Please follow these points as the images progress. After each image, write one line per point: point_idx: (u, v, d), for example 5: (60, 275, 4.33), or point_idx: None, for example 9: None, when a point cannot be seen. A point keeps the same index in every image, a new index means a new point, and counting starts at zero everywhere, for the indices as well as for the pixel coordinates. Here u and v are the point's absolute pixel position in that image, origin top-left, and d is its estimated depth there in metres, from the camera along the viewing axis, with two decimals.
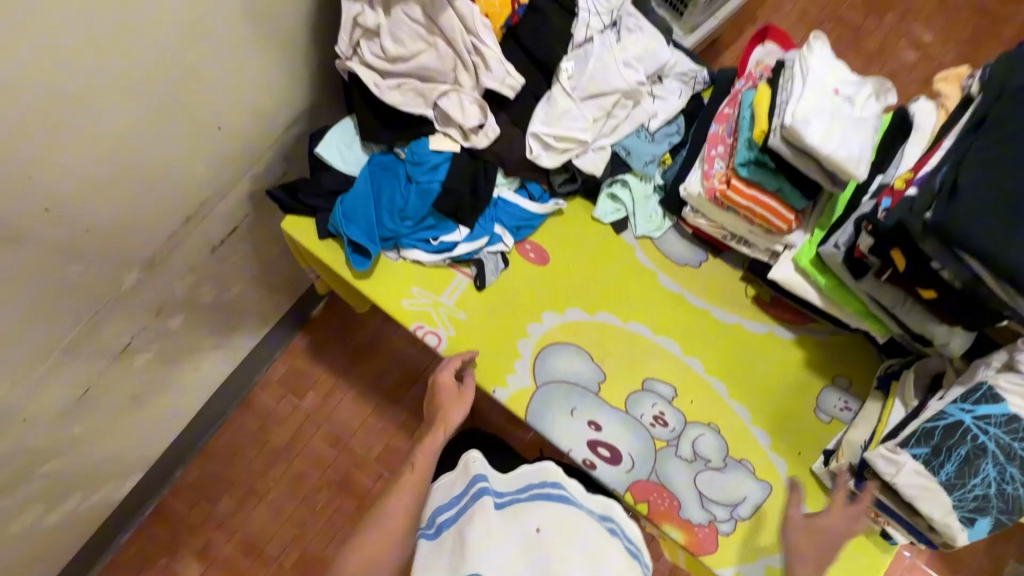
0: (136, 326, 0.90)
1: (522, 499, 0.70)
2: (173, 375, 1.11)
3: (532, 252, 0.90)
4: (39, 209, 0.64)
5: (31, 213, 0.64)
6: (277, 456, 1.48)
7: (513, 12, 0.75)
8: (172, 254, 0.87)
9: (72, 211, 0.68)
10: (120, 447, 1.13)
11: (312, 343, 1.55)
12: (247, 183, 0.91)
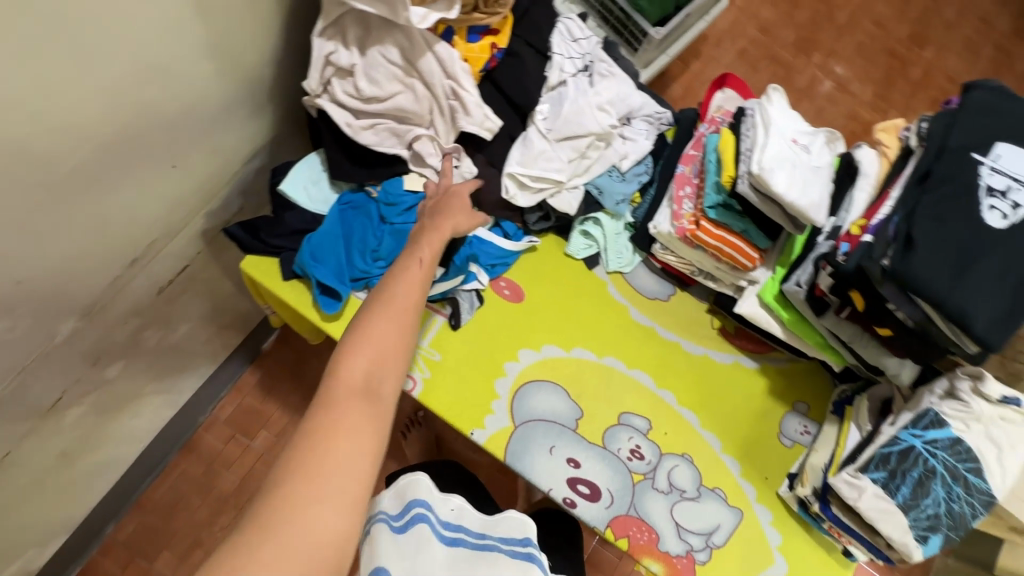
0: (70, 378, 0.81)
1: (490, 555, 0.62)
2: (107, 426, 1.01)
3: (507, 289, 0.89)
4: None
5: None
6: (225, 503, 1.37)
7: (492, 56, 0.76)
8: (114, 299, 0.79)
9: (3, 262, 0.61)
10: (45, 509, 1.01)
11: (263, 378, 1.45)
12: (201, 220, 0.84)
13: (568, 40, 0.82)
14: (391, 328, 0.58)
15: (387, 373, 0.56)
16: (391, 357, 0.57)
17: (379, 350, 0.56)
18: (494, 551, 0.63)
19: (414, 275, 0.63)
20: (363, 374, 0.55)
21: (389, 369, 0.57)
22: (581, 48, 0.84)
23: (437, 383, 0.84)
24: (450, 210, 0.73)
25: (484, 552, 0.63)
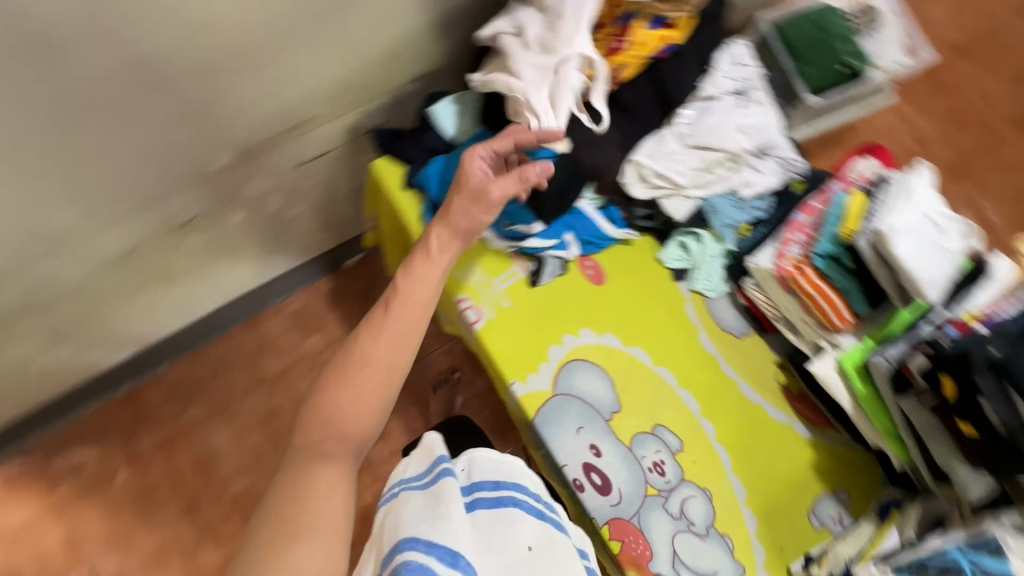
0: (205, 207, 0.94)
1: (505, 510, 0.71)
2: (207, 267, 1.14)
3: (591, 270, 0.91)
4: (188, 65, 0.71)
5: (179, 65, 0.70)
6: (261, 384, 1.49)
7: (661, 47, 0.79)
8: (264, 154, 0.91)
9: (211, 80, 0.74)
10: (134, 316, 1.16)
11: (334, 291, 1.56)
12: (353, 116, 0.94)
13: (730, 63, 0.87)
14: (364, 378, 0.67)
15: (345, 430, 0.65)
16: (360, 412, 0.66)
17: (351, 407, 0.66)
18: (510, 503, 0.72)
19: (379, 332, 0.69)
20: (330, 439, 0.65)
21: (346, 429, 0.65)
22: (743, 73, 0.87)
23: (497, 326, 0.87)
24: (456, 219, 0.75)
25: (502, 504, 0.72)
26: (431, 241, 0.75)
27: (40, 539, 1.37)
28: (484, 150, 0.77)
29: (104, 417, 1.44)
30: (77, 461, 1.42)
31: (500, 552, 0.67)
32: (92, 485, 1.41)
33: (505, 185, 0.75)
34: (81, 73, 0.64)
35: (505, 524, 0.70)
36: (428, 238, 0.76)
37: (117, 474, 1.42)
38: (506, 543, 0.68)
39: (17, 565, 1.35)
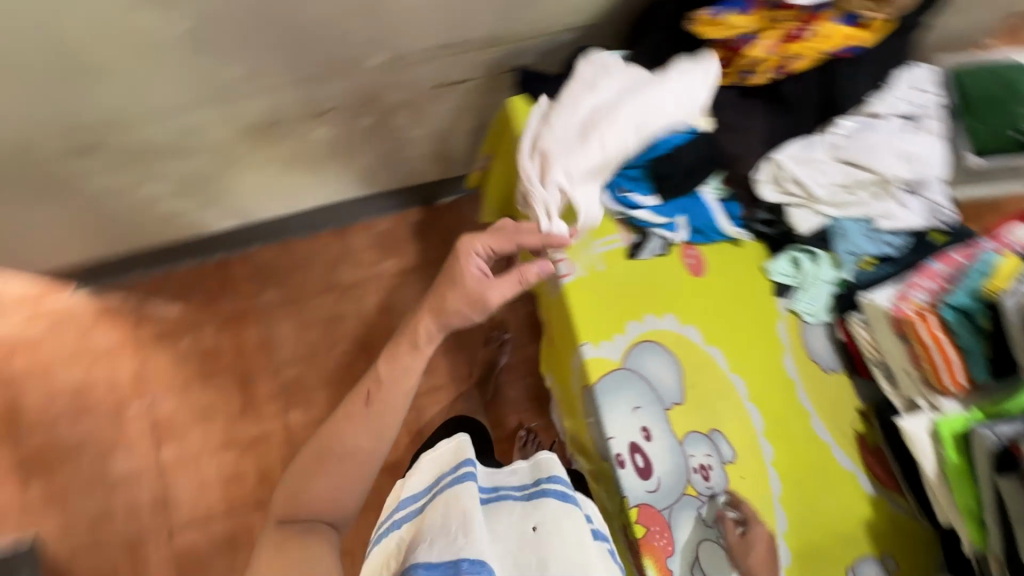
0: (344, 101, 0.98)
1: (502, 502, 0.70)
2: (325, 163, 1.20)
3: (691, 260, 0.88)
4: None
5: None
6: (334, 289, 1.58)
7: (846, 47, 0.74)
8: (412, 64, 0.93)
9: None
10: (249, 189, 1.24)
11: (422, 223, 1.61)
12: (505, 50, 0.95)
13: (907, 86, 0.81)
14: (338, 472, 0.72)
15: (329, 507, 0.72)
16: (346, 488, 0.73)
17: (335, 492, 0.72)
18: (508, 497, 0.70)
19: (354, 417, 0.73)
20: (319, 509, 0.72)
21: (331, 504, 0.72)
22: (919, 100, 0.82)
23: (584, 284, 0.87)
24: (449, 313, 0.76)
25: (502, 501, 0.70)
26: (420, 331, 0.76)
27: (115, 364, 1.52)
28: (480, 246, 0.79)
29: (194, 275, 1.57)
30: (162, 307, 1.55)
31: (506, 541, 0.63)
32: (169, 332, 1.54)
33: (504, 288, 0.77)
34: None
35: (504, 517, 0.67)
36: (417, 326, 0.76)
37: (191, 329, 1.55)
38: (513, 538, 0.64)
39: (92, 379, 1.51)
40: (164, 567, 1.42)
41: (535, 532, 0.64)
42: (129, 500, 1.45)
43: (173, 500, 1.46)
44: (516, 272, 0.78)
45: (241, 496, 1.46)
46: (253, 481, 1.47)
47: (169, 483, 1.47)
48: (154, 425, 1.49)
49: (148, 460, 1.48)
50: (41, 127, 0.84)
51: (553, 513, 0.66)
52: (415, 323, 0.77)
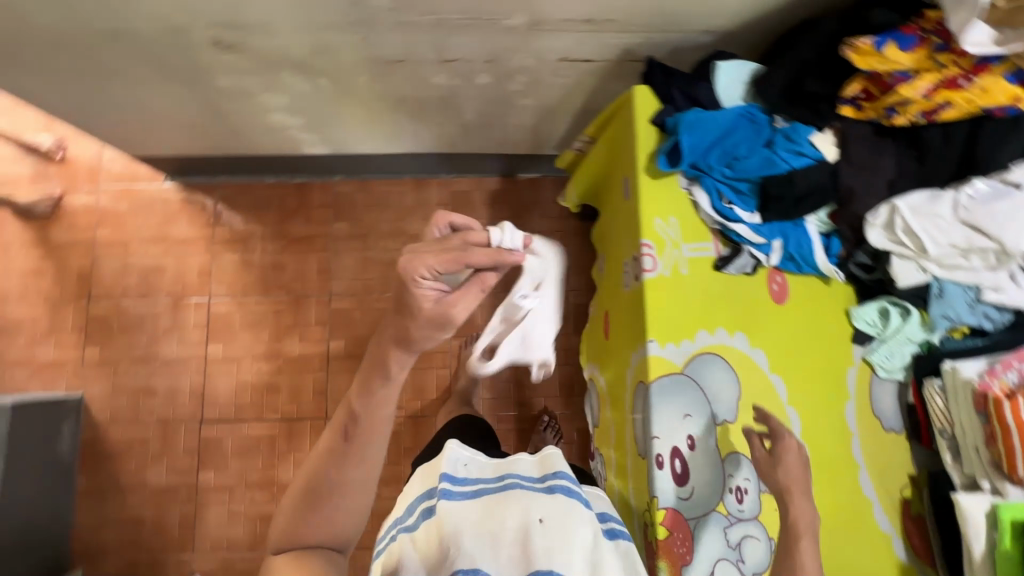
0: (471, 54, 1.00)
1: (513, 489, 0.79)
2: (430, 111, 1.22)
3: (776, 286, 0.88)
4: None
5: None
6: (400, 235, 1.62)
7: (1004, 105, 0.70)
8: (549, 32, 0.93)
9: None
10: (353, 121, 1.27)
11: (499, 192, 1.63)
12: (642, 37, 0.94)
13: None
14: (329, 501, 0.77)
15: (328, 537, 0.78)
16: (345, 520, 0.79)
17: (337, 520, 0.78)
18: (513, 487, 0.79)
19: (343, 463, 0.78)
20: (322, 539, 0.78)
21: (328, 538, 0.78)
22: None
23: (664, 283, 0.87)
24: (414, 339, 0.75)
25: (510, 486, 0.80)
26: (391, 361, 0.76)
27: (186, 255, 1.60)
28: (425, 270, 0.73)
29: (275, 191, 1.63)
30: (239, 213, 1.62)
31: (511, 533, 0.73)
32: (240, 238, 1.61)
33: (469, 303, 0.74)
34: None
35: (515, 503, 0.76)
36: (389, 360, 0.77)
37: (261, 241, 1.61)
38: (519, 529, 0.74)
39: (163, 265, 1.59)
40: (189, 452, 1.51)
41: (540, 524, 0.74)
42: (170, 383, 1.54)
43: (209, 394, 1.53)
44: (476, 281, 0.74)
45: (272, 406, 1.53)
46: (285, 395, 1.53)
47: (209, 378, 1.54)
48: (208, 321, 1.57)
49: (196, 352, 1.55)
50: (191, 18, 0.89)
51: (554, 510, 0.76)
52: (385, 355, 0.76)
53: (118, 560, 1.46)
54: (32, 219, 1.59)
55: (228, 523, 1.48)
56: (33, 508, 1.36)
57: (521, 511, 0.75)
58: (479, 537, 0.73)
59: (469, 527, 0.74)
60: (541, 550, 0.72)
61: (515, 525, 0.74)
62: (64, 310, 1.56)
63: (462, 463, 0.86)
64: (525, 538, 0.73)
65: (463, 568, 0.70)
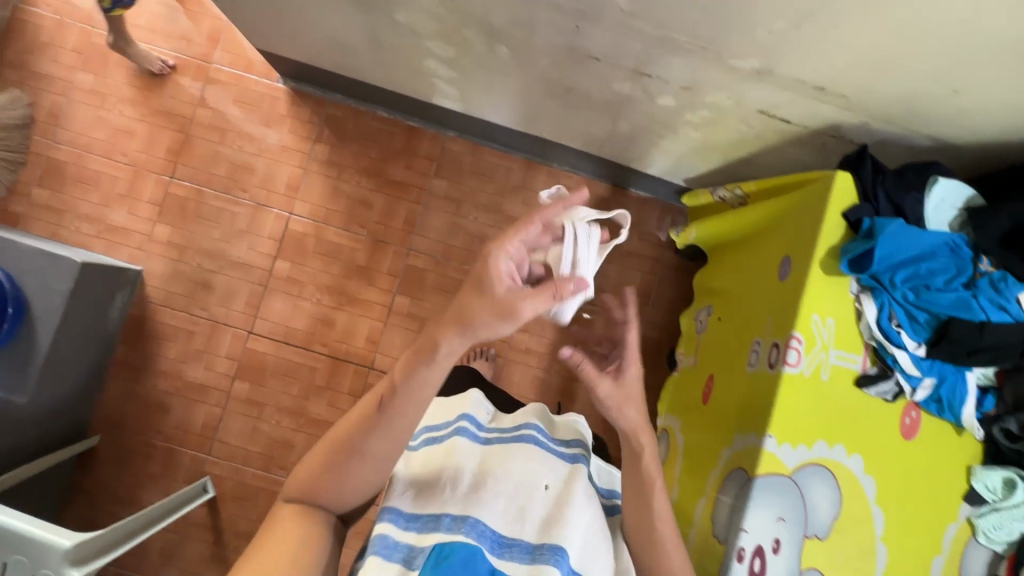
0: (672, 76, 0.93)
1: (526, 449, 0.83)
2: (588, 108, 1.15)
3: (909, 420, 0.85)
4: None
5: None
6: (494, 211, 1.55)
7: None
8: (767, 84, 0.86)
9: (849, 12, 0.68)
10: (505, 91, 1.20)
11: (604, 200, 1.56)
12: (859, 116, 0.87)
13: None
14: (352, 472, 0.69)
15: (325, 494, 0.71)
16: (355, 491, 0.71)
17: (346, 485, 0.70)
18: (524, 442, 0.84)
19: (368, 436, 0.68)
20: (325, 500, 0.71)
21: (325, 493, 0.70)
22: None
23: (802, 383, 0.83)
24: (477, 328, 0.65)
25: (522, 441, 0.84)
26: (440, 346, 0.65)
27: (278, 163, 1.54)
28: (511, 249, 0.67)
29: (384, 126, 1.55)
30: (342, 137, 1.55)
31: (513, 493, 0.79)
32: (335, 163, 1.55)
33: (538, 304, 0.64)
34: None
35: (526, 464, 0.82)
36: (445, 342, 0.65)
37: (356, 171, 1.55)
38: (527, 493, 0.79)
39: (253, 164, 1.54)
40: (229, 358, 1.49)
41: (544, 491, 0.80)
42: (229, 285, 1.51)
43: (265, 308, 1.51)
44: (551, 286, 0.65)
45: (321, 340, 1.51)
46: (337, 333, 1.51)
47: (267, 292, 1.51)
48: (282, 236, 1.52)
49: (262, 263, 1.52)
50: None
51: (560, 480, 0.81)
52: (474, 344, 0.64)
53: (135, 437, 1.47)
54: (137, 77, 1.53)
55: (249, 437, 1.48)
56: (73, 368, 1.35)
57: (530, 476, 0.81)
58: (486, 490, 0.78)
59: (476, 476, 0.80)
60: (538, 515, 0.78)
61: (523, 489, 0.79)
62: (144, 179, 1.52)
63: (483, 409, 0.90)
64: (526, 503, 0.78)
65: (451, 515, 0.75)
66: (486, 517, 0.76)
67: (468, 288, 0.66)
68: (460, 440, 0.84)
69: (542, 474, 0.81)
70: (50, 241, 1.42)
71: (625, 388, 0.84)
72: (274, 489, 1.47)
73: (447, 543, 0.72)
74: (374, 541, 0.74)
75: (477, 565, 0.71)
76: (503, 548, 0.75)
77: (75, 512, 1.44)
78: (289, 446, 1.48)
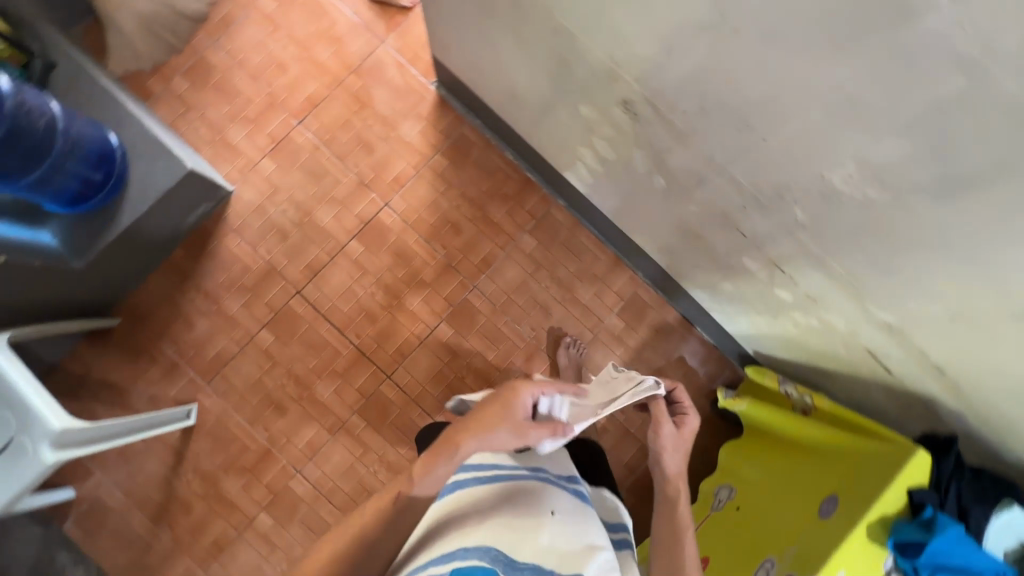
0: (803, 284, 0.94)
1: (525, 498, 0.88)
2: (704, 260, 1.17)
3: None
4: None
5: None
6: (566, 289, 1.57)
7: None
8: (890, 337, 0.87)
9: (1009, 335, 0.68)
10: (636, 205, 1.22)
11: (669, 327, 1.56)
12: (961, 407, 0.87)
13: None
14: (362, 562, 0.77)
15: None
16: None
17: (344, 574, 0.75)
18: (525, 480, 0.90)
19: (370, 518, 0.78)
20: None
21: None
22: None
23: None
24: (494, 439, 0.81)
25: (522, 481, 0.90)
26: (460, 449, 0.79)
27: (397, 155, 1.58)
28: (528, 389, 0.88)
29: (505, 167, 1.59)
30: (464, 160, 1.59)
31: (522, 525, 0.81)
32: (447, 179, 1.58)
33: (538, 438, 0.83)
34: (1000, 270, 0.61)
35: (530, 498, 0.87)
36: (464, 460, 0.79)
37: (460, 195, 1.58)
38: (537, 517, 0.83)
39: (375, 146, 1.58)
40: (268, 306, 1.51)
41: (553, 518, 0.84)
42: (301, 242, 1.54)
43: (322, 277, 1.53)
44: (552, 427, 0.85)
45: (356, 330, 1.52)
46: (375, 330, 1.52)
47: (331, 264, 1.54)
48: (369, 220, 1.56)
49: (339, 236, 1.55)
50: (635, 81, 0.84)
51: (565, 508, 0.87)
52: None
53: (149, 336, 1.48)
54: (315, 24, 1.60)
55: (249, 386, 1.48)
56: (133, 254, 1.38)
57: (535, 507, 0.85)
58: (496, 522, 0.80)
59: (486, 515, 0.82)
60: (550, 539, 0.80)
61: (533, 511, 0.84)
62: (275, 114, 1.57)
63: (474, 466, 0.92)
64: (538, 525, 0.82)
65: (466, 548, 0.74)
66: (500, 543, 0.76)
67: (504, 430, 0.81)
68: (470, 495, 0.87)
69: (549, 501, 0.87)
70: (169, 130, 1.47)
71: (682, 436, 1.01)
72: (248, 444, 1.46)
73: (467, 564, 0.70)
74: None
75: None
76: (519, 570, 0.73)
77: (61, 378, 1.44)
78: (281, 411, 1.48)
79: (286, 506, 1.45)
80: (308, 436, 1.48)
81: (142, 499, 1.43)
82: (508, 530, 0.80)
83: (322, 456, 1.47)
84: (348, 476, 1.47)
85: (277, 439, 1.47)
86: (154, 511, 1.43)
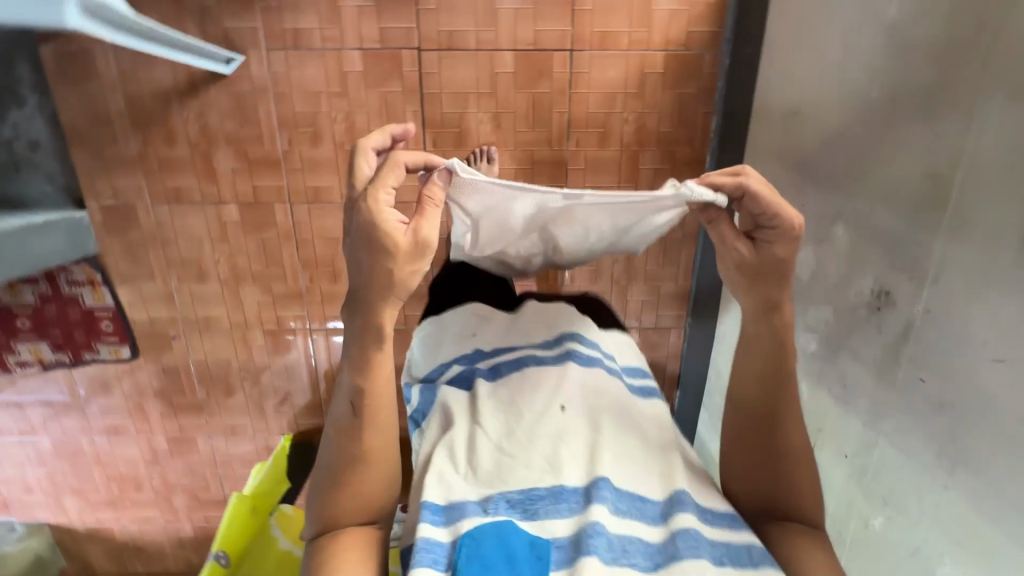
0: None
1: (522, 351, 0.96)
2: None
3: None
4: None
5: None
6: (624, 276, 1.48)
7: None
8: None
9: None
10: None
11: (660, 370, 1.58)
12: None
13: None
14: (364, 471, 0.83)
15: (356, 490, 0.83)
16: (372, 479, 0.84)
17: (361, 483, 0.83)
18: (528, 362, 0.93)
19: (352, 432, 0.83)
20: (356, 499, 0.83)
21: (356, 491, 0.83)
22: None
23: None
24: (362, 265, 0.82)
25: (526, 360, 0.93)
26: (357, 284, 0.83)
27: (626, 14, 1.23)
28: (384, 194, 0.81)
29: (698, 132, 1.32)
30: (674, 84, 1.28)
31: (539, 422, 0.83)
32: (643, 86, 1.28)
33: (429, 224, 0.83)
34: None
35: (535, 386, 0.87)
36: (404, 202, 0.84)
37: (638, 114, 1.31)
38: (546, 411, 0.84)
39: None
40: (380, 34, 1.22)
41: (566, 413, 0.84)
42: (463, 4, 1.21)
43: (452, 58, 1.25)
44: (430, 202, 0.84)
45: (438, 137, 1.31)
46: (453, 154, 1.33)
47: (471, 56, 1.25)
48: (542, 49, 1.25)
49: (502, 36, 1.24)
50: (921, 309, 0.68)
51: (575, 398, 0.86)
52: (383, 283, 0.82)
53: None
54: None
55: (304, 91, 1.26)
56: None
57: (541, 402, 0.85)
58: (512, 442, 0.81)
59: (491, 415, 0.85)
60: (573, 446, 0.81)
61: (539, 406, 0.84)
62: None
63: (477, 324, 1.02)
64: (554, 431, 0.82)
65: (477, 500, 0.77)
66: (522, 474, 0.78)
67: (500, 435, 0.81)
68: (469, 356, 0.98)
69: (553, 399, 0.85)
70: None
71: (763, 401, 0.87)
72: (264, 140, 1.30)
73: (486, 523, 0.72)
74: (417, 551, 0.71)
75: (515, 545, 0.70)
76: (534, 508, 0.76)
77: None
78: (315, 140, 1.30)
79: (259, 217, 1.37)
80: (322, 183, 1.34)
81: (134, 96, 1.26)
82: (515, 452, 0.80)
83: (319, 209, 1.36)
84: (328, 244, 1.40)
85: (292, 160, 1.32)
86: (138, 115, 1.27)
